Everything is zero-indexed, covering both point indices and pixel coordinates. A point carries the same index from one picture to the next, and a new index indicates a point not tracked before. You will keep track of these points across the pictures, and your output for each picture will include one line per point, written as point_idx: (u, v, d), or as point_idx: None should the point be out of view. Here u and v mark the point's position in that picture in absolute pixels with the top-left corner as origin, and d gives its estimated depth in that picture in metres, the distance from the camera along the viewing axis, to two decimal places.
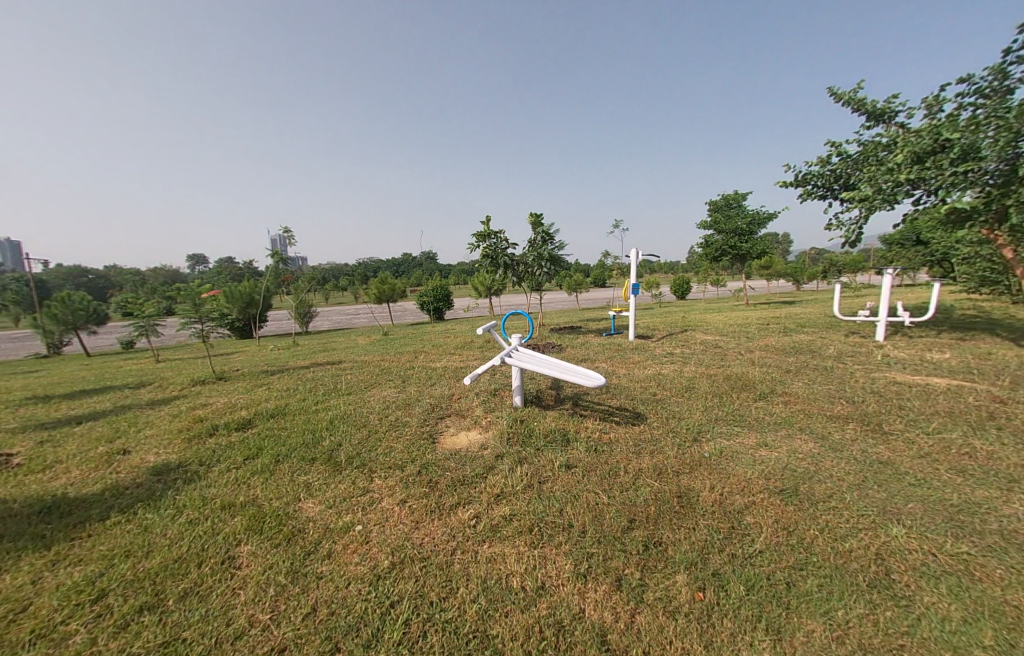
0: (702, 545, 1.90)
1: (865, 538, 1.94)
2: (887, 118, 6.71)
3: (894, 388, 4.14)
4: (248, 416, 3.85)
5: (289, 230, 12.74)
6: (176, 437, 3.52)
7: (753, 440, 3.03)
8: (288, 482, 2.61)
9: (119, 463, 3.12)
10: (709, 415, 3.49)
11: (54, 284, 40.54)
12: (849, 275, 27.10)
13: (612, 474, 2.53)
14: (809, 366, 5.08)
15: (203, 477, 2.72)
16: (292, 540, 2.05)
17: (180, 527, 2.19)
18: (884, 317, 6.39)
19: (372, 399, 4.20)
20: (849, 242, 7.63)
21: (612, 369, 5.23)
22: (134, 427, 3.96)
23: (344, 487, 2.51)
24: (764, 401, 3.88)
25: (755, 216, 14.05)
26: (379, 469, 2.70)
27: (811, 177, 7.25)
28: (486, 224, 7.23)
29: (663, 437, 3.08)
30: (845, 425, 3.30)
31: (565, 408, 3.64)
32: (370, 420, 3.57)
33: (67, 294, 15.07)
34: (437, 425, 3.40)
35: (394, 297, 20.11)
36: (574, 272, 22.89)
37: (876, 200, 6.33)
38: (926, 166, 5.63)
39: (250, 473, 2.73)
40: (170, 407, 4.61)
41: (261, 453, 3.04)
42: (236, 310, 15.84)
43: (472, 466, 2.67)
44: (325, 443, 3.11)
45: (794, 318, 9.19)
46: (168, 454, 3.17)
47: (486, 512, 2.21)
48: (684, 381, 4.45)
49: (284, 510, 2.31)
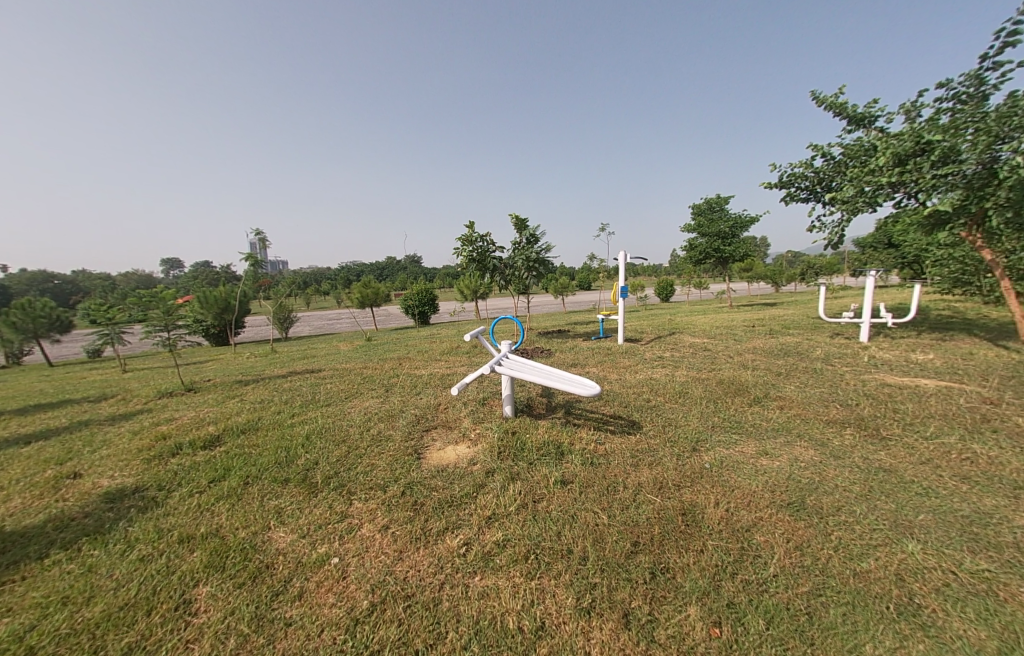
0: (713, 571, 1.75)
1: (881, 557, 1.84)
2: (867, 122, 6.83)
3: (887, 391, 4.10)
4: (217, 432, 3.56)
5: (262, 232, 12.25)
6: (134, 458, 3.21)
7: (753, 449, 2.92)
8: (257, 509, 2.36)
9: (68, 489, 2.81)
10: (706, 422, 3.36)
11: (18, 287, 38.82)
12: (826, 278, 27.77)
13: (610, 490, 2.36)
14: (799, 369, 5.04)
15: (162, 504, 2.46)
16: (259, 579, 1.82)
17: (129, 566, 1.93)
18: (869, 318, 6.45)
19: (352, 411, 3.95)
20: (831, 243, 7.72)
21: (604, 375, 5.10)
22: (90, 446, 3.62)
23: (320, 512, 2.29)
24: (760, 405, 3.79)
25: (738, 219, 14.22)
26: (359, 491, 2.47)
27: (796, 179, 7.33)
28: (472, 226, 7.05)
29: (661, 447, 2.93)
30: (843, 430, 3.23)
31: (557, 418, 3.48)
32: (350, 435, 3.32)
33: (28, 300, 14.24)
34: (423, 439, 3.19)
35: (377, 302, 19.68)
36: (560, 274, 22.75)
37: (859, 202, 6.43)
38: (908, 169, 5.71)
39: (214, 498, 2.48)
40: (132, 422, 4.26)
41: (227, 474, 2.78)
42: (211, 317, 15.23)
43: (460, 484, 2.48)
44: (300, 462, 2.86)
45: (779, 320, 9.28)
46: (125, 477, 2.88)
47: (477, 538, 2.01)
48: (677, 387, 4.33)
49: (250, 542, 2.07)
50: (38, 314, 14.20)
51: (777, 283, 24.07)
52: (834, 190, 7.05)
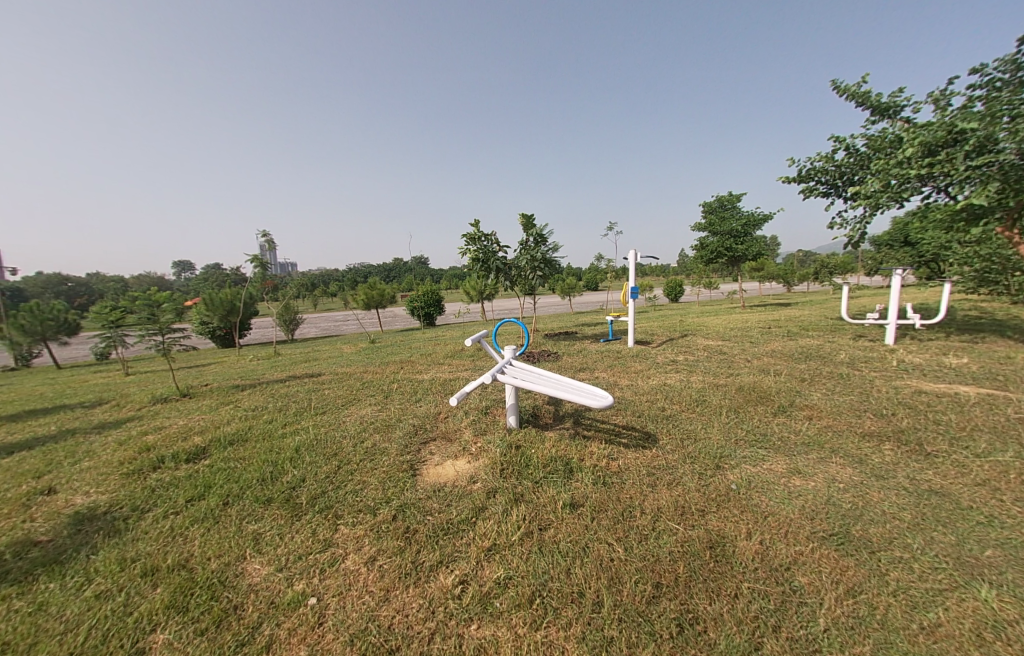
0: (753, 625, 1.49)
1: (952, 608, 1.55)
2: (892, 113, 6.51)
3: (923, 399, 3.77)
4: (203, 444, 3.35)
5: (267, 234, 12.12)
6: (113, 472, 3.01)
7: (783, 467, 2.63)
8: (233, 534, 2.14)
9: (39, 507, 2.61)
10: (728, 436, 3.07)
11: (33, 290, 39.72)
12: (840, 277, 27.06)
13: (626, 516, 2.10)
14: (824, 375, 4.71)
15: (131, 529, 2.25)
16: (223, 625, 1.60)
17: (82, 605, 1.72)
18: (895, 319, 6.10)
19: (347, 421, 3.71)
20: (852, 241, 7.35)
21: (614, 380, 4.81)
22: (71, 457, 3.44)
23: (302, 539, 2.06)
24: (785, 416, 3.49)
25: (750, 217, 13.82)
26: (346, 514, 2.23)
27: (816, 174, 7.00)
28: (477, 224, 6.82)
29: (681, 464, 2.65)
30: (882, 445, 2.92)
31: (565, 430, 3.21)
32: (342, 448, 3.09)
33: (35, 303, 14.31)
34: (420, 453, 2.94)
35: (383, 303, 19.50)
36: (567, 275, 22.39)
37: (883, 197, 6.09)
38: (939, 160, 5.36)
39: (189, 521, 2.27)
40: (120, 430, 4.08)
41: (207, 493, 2.56)
42: (216, 319, 15.18)
43: (458, 507, 2.22)
44: (285, 479, 2.64)
45: (796, 321, 8.89)
46: (98, 496, 2.68)
47: (475, 576, 1.76)
48: (694, 394, 4.04)
49: (220, 576, 1.85)
50: (45, 317, 14.26)
51: (789, 282, 23.58)
52: (857, 184, 6.71)
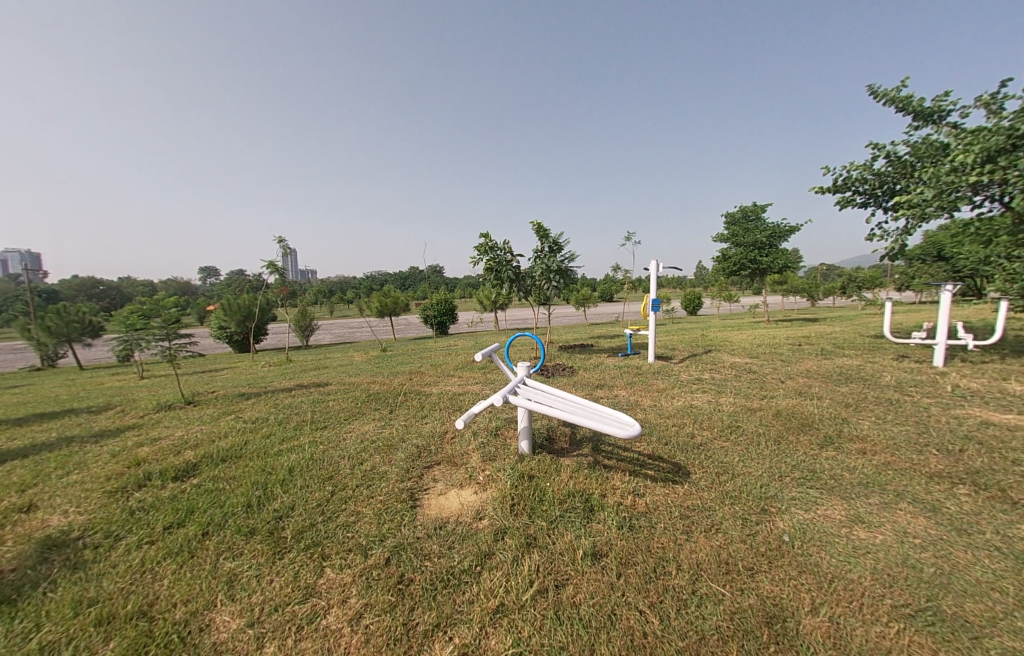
0: None
1: None
2: (937, 117, 6.08)
3: (993, 434, 3.31)
4: (194, 459, 3.14)
5: (283, 240, 12.17)
6: (97, 488, 2.82)
7: (840, 513, 2.25)
8: (206, 574, 1.88)
9: (12, 527, 2.43)
10: (771, 472, 2.70)
11: (68, 292, 41.68)
12: (868, 293, 25.94)
13: (660, 573, 1.77)
14: (870, 400, 4.27)
15: (98, 562, 2.01)
16: None
17: None
18: (944, 339, 5.58)
19: (347, 438, 3.45)
20: (893, 253, 6.83)
21: (636, 400, 4.45)
22: (60, 469, 3.27)
23: (282, 585, 1.79)
24: (834, 448, 3.09)
25: (776, 228, 13.29)
26: (334, 555, 1.95)
27: (852, 183, 6.56)
28: (488, 235, 6.60)
29: (719, 506, 2.30)
30: (957, 490, 2.50)
31: (584, 458, 2.88)
32: (339, 470, 2.83)
33: (63, 306, 14.72)
34: (422, 480, 2.65)
35: (397, 312, 19.47)
36: (582, 285, 21.95)
37: (933, 206, 5.58)
38: (1000, 166, 4.88)
39: (161, 555, 2.03)
40: (116, 440, 3.92)
41: (188, 519, 2.33)
42: (233, 324, 15.35)
43: (462, 552, 1.92)
44: (273, 507, 2.38)
45: (829, 337, 8.35)
46: (75, 516, 2.47)
47: (476, 649, 1.46)
48: (726, 420, 3.66)
49: (182, 631, 1.60)
50: (71, 319, 14.63)
51: (813, 297, 22.90)
52: (898, 193, 6.24)
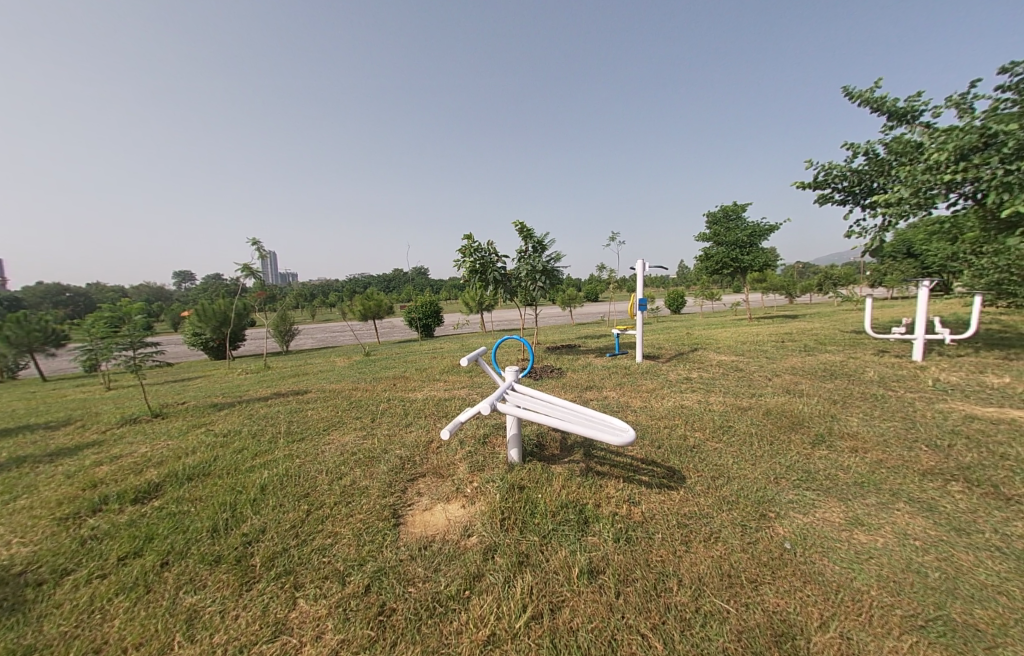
0: None
1: None
2: (910, 117, 6.22)
3: (978, 427, 3.33)
4: (157, 479, 2.90)
5: (258, 243, 11.74)
6: (45, 515, 2.56)
7: (839, 516, 2.19)
8: (163, 612, 1.69)
9: None
10: (766, 474, 2.63)
11: (30, 299, 39.69)
12: (844, 289, 26.67)
13: (661, 590, 1.66)
14: (858, 396, 4.27)
15: (39, 603, 1.80)
16: None
17: None
18: (923, 333, 5.69)
19: (326, 450, 3.25)
20: (871, 249, 6.95)
21: (626, 401, 4.36)
22: (6, 494, 2.98)
23: (249, 621, 1.62)
24: (826, 447, 3.05)
25: (756, 227, 13.52)
26: (308, 584, 1.78)
27: (831, 181, 6.64)
28: (471, 236, 6.47)
29: (717, 513, 2.21)
30: (952, 487, 2.47)
31: (576, 466, 2.76)
32: (316, 486, 2.64)
33: (22, 314, 13.90)
34: (405, 495, 2.49)
35: (380, 315, 19.11)
36: (567, 285, 21.90)
37: (910, 203, 5.66)
38: (973, 164, 4.98)
39: (113, 591, 1.82)
40: (72, 459, 3.63)
41: (146, 548, 2.11)
42: (208, 330, 14.77)
43: (449, 575, 1.77)
44: (241, 531, 2.18)
45: (811, 333, 8.47)
46: (18, 548, 2.23)
47: None
48: (718, 420, 3.60)
49: None
50: (32, 328, 13.84)
51: (792, 294, 23.49)
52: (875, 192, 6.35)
